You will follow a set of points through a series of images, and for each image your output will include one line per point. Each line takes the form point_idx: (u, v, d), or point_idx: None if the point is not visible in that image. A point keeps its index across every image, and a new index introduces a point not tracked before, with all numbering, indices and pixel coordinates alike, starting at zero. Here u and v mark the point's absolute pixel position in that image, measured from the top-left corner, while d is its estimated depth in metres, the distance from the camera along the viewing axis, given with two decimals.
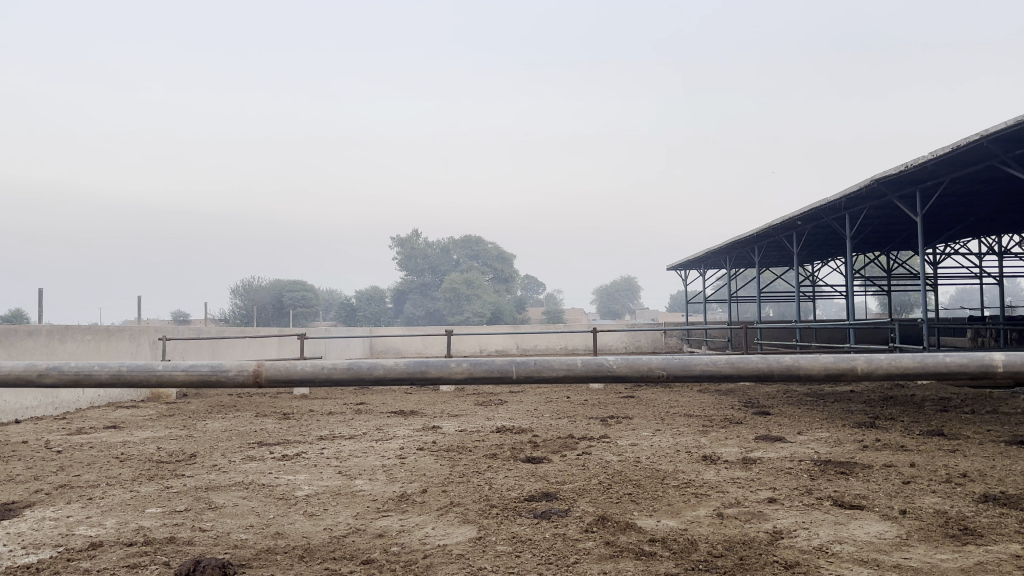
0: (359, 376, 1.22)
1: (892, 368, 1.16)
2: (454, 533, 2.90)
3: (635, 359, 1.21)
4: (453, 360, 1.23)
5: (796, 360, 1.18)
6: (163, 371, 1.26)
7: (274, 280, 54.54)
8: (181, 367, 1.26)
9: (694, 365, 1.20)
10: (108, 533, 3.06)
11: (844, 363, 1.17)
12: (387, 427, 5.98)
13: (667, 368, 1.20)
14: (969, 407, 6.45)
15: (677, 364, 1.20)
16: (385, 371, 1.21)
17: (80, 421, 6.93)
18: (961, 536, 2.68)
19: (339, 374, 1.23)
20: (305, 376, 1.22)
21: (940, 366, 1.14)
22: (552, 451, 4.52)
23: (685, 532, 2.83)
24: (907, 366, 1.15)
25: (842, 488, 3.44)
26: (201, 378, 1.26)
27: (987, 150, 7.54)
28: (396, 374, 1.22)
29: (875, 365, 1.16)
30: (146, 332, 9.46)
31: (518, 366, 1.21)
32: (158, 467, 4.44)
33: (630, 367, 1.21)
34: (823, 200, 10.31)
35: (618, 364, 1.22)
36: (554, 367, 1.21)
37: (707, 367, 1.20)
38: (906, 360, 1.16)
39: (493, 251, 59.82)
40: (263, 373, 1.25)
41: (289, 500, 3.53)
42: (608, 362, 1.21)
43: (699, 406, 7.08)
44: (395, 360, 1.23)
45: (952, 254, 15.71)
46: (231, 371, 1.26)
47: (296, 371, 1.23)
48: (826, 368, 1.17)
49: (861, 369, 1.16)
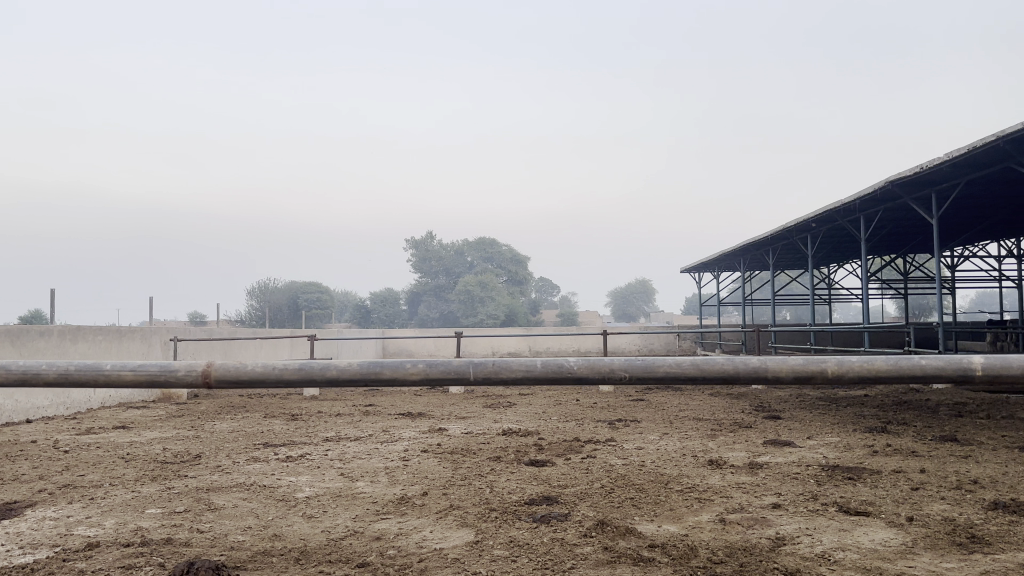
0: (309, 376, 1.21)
1: (866, 370, 1.13)
2: (452, 536, 2.87)
3: (597, 360, 1.19)
4: (410, 361, 1.20)
5: (764, 363, 1.15)
6: (113, 370, 1.25)
7: (289, 282, 54.83)
8: (130, 366, 1.25)
9: (656, 367, 1.18)
10: (106, 534, 3.05)
11: (814, 365, 1.14)
12: (394, 428, 5.96)
13: (629, 369, 1.18)
14: (984, 412, 6.35)
15: (640, 366, 1.17)
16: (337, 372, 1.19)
17: (90, 421, 6.95)
18: (968, 544, 2.62)
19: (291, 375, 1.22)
20: (254, 377, 1.21)
21: (915, 368, 1.10)
22: (556, 454, 4.47)
23: (685, 538, 2.78)
24: (881, 370, 1.12)
25: (849, 493, 3.38)
26: (151, 377, 1.24)
27: (1003, 152, 7.43)
28: (347, 375, 1.21)
29: (845, 368, 1.12)
30: (159, 333, 9.50)
31: (476, 367, 1.18)
32: (163, 468, 4.44)
33: (591, 369, 1.19)
34: (837, 202, 10.20)
35: (579, 366, 1.19)
36: (513, 369, 1.18)
37: (672, 368, 1.17)
38: (879, 362, 1.12)
39: (508, 253, 59.92)
40: (213, 373, 1.23)
41: (289, 501, 3.51)
42: (569, 364, 1.18)
43: (709, 410, 7.01)
44: (347, 360, 1.21)
45: (971, 257, 15.51)
46: (179, 370, 1.24)
47: (246, 371, 1.22)
48: (796, 371, 1.14)
49: (833, 372, 1.13)
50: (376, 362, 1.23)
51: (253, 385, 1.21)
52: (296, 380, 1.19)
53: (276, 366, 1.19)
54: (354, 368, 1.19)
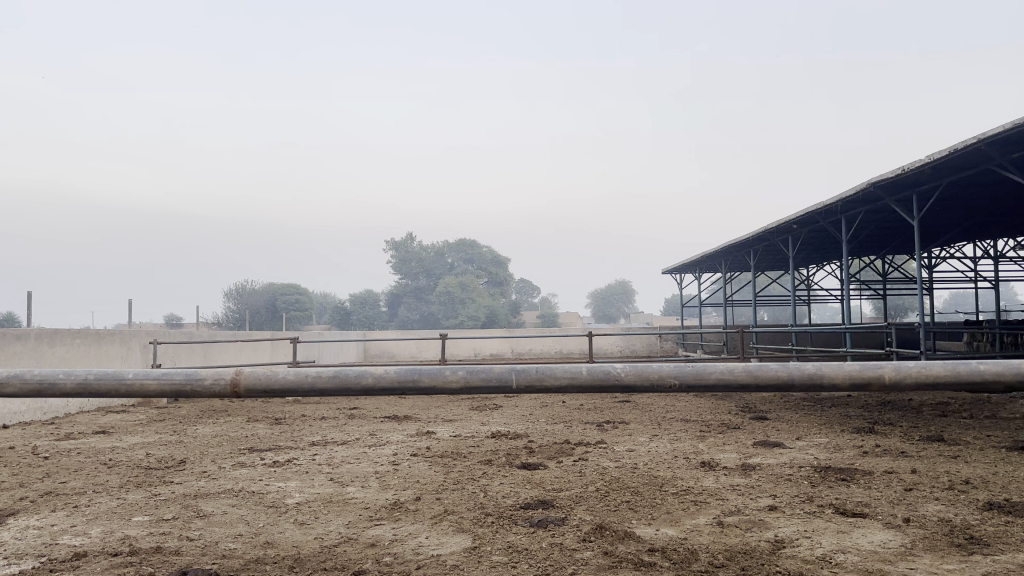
0: (345, 384, 1.18)
1: (924, 377, 1.13)
2: (449, 542, 2.83)
3: (644, 367, 1.17)
4: (449, 369, 1.19)
5: (818, 370, 1.15)
6: (135, 380, 1.21)
7: (268, 284, 54.40)
8: (153, 376, 1.21)
9: (708, 374, 1.16)
10: (93, 543, 2.98)
11: (871, 372, 1.14)
12: (381, 432, 5.89)
13: (679, 377, 1.17)
14: (968, 412, 6.41)
15: (691, 373, 1.17)
16: (374, 380, 1.17)
17: (69, 426, 6.83)
18: (966, 546, 2.62)
19: (323, 383, 1.18)
20: (287, 386, 1.18)
21: (975, 374, 1.10)
22: (548, 457, 4.44)
23: (684, 541, 2.76)
24: (939, 375, 1.12)
25: (844, 495, 3.37)
26: (175, 387, 1.21)
27: (984, 154, 7.53)
28: (386, 382, 1.18)
29: (903, 373, 1.13)
30: (138, 336, 9.36)
31: (519, 375, 1.17)
32: (147, 474, 4.36)
33: (639, 375, 1.17)
34: (818, 204, 10.28)
35: (626, 372, 1.18)
36: (558, 376, 1.16)
37: (723, 376, 1.16)
38: (937, 368, 1.12)
39: (488, 255, 59.91)
40: (241, 382, 1.20)
41: (279, 507, 3.46)
42: (616, 371, 1.17)
43: (696, 411, 7.02)
44: (383, 367, 1.19)
45: (948, 257, 15.68)
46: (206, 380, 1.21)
47: (277, 379, 1.18)
48: (851, 377, 1.14)
49: (889, 378, 1.13)
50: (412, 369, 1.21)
51: (284, 394, 1.18)
52: (331, 388, 1.17)
53: (309, 374, 1.17)
54: (392, 375, 1.17)
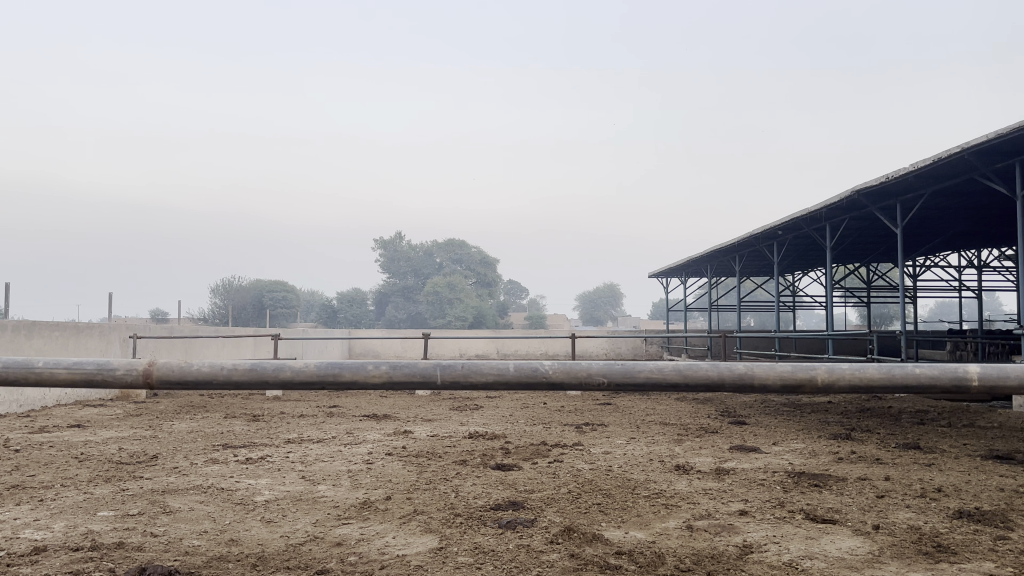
0: (261, 377, 1.17)
1: (859, 380, 1.13)
2: (416, 542, 2.81)
3: (573, 364, 1.18)
4: (371, 363, 1.18)
5: (750, 371, 1.16)
6: (46, 369, 1.20)
7: (255, 282, 54.19)
8: (64, 365, 1.20)
9: (636, 372, 1.16)
10: (55, 537, 2.93)
11: (804, 373, 1.14)
12: (358, 431, 5.85)
13: (607, 375, 1.17)
14: (946, 420, 6.43)
15: (619, 372, 1.16)
16: (292, 374, 1.16)
17: (44, 419, 6.75)
18: (934, 553, 2.62)
19: (240, 376, 1.18)
20: (203, 378, 1.17)
21: (909, 377, 1.11)
22: (523, 458, 4.42)
23: (652, 545, 2.74)
24: (874, 378, 1.13)
25: (815, 501, 3.37)
26: (86, 377, 1.19)
27: (967, 164, 7.58)
28: (306, 376, 1.17)
29: (838, 376, 1.13)
30: (117, 329, 9.28)
31: (443, 371, 1.17)
32: (117, 468, 4.31)
33: (567, 373, 1.17)
34: (803, 210, 10.33)
35: (554, 370, 1.17)
36: (484, 372, 1.15)
37: (654, 375, 1.16)
38: (873, 372, 1.13)
39: (477, 256, 59.88)
40: (155, 373, 1.19)
41: (247, 505, 3.42)
42: (543, 368, 1.17)
43: (676, 414, 7.02)
44: (303, 361, 1.18)
45: (933, 266, 15.76)
46: (119, 370, 1.19)
47: (192, 371, 1.18)
48: (785, 378, 1.14)
49: (824, 380, 1.13)
50: (336, 361, 1.20)
51: (198, 386, 1.17)
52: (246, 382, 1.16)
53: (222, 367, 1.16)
54: (312, 370, 1.17)
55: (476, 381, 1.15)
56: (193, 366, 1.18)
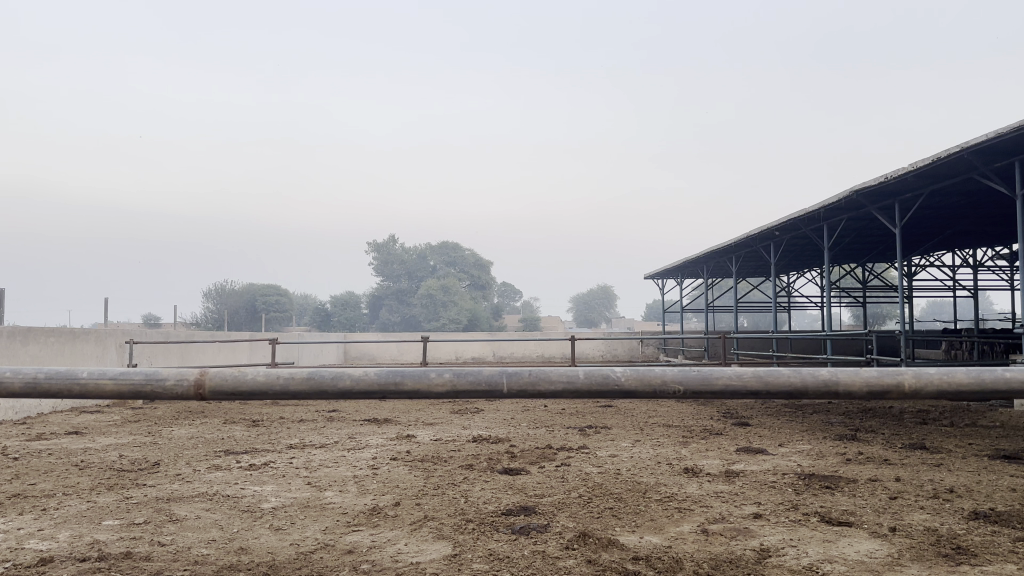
0: (320, 386, 1.14)
1: (946, 383, 1.13)
2: (429, 549, 2.76)
3: (646, 371, 1.16)
4: (434, 371, 1.17)
5: (835, 376, 1.16)
6: (88, 380, 1.16)
7: (248, 286, 53.99)
8: (109, 376, 1.17)
9: (715, 379, 1.16)
10: (60, 548, 2.88)
11: (891, 378, 1.14)
12: (361, 435, 5.81)
13: (685, 382, 1.15)
14: (949, 420, 6.43)
15: (696, 377, 1.16)
16: (355, 381, 1.15)
17: (41, 426, 6.67)
18: (954, 556, 2.59)
19: (297, 385, 1.15)
20: (257, 388, 1.14)
21: (998, 381, 1.10)
22: (530, 462, 4.39)
23: (669, 550, 2.71)
24: (961, 382, 1.12)
25: (829, 503, 3.35)
26: (133, 388, 1.16)
27: (967, 163, 7.57)
28: (367, 385, 1.15)
29: (925, 381, 1.13)
30: (114, 334, 9.20)
31: (510, 379, 1.16)
32: (119, 476, 4.25)
33: (640, 380, 1.16)
34: (801, 211, 10.32)
35: (626, 376, 1.17)
36: (553, 380, 1.16)
37: (733, 381, 1.16)
38: (960, 375, 1.12)
39: (471, 258, 59.84)
40: (206, 383, 1.16)
41: (254, 512, 3.37)
42: (614, 375, 1.17)
43: (678, 416, 6.99)
44: (363, 370, 1.16)
45: (928, 266, 15.78)
46: (168, 381, 1.16)
47: (246, 381, 1.15)
48: (869, 383, 1.15)
49: (910, 386, 1.13)
50: (395, 370, 1.19)
51: (252, 396, 1.15)
52: (305, 391, 1.14)
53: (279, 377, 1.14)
54: (374, 378, 1.16)
55: (544, 388, 1.15)
56: (246, 374, 1.16)
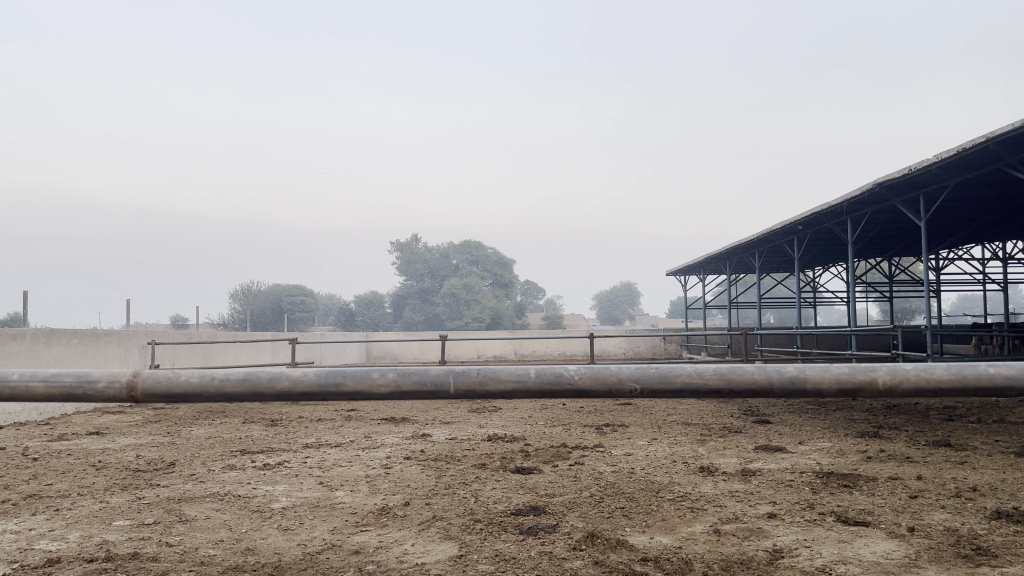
0: (255, 388, 1.14)
1: (923, 382, 1.08)
2: (435, 550, 2.73)
3: (601, 370, 1.13)
4: (377, 371, 1.16)
5: (805, 373, 1.11)
6: (20, 382, 1.17)
7: (273, 287, 54.44)
8: (42, 378, 1.18)
9: (675, 377, 1.12)
10: (69, 548, 2.89)
11: (864, 376, 1.10)
12: (377, 434, 5.80)
13: (640, 381, 1.12)
14: (976, 417, 6.28)
15: (654, 376, 1.12)
16: (291, 384, 1.14)
17: (64, 427, 6.75)
18: (974, 557, 2.51)
19: (231, 387, 1.15)
20: (189, 390, 1.15)
21: (977, 379, 1.06)
22: (543, 461, 4.34)
23: (679, 550, 2.65)
24: (940, 380, 1.08)
25: (846, 502, 3.27)
26: (66, 391, 1.18)
27: (993, 153, 7.41)
28: (305, 386, 1.14)
29: (899, 379, 1.09)
30: (136, 336, 9.29)
31: (456, 379, 1.15)
32: (135, 476, 4.28)
33: (594, 379, 1.13)
34: (823, 205, 10.16)
35: (580, 375, 1.14)
36: (501, 380, 1.13)
37: (692, 379, 1.12)
38: (939, 372, 1.08)
39: (494, 257, 59.85)
40: (140, 386, 1.17)
41: (264, 512, 3.36)
42: (568, 374, 1.14)
43: (697, 414, 6.90)
44: (301, 371, 1.15)
45: (957, 259, 15.48)
46: (102, 383, 1.18)
47: (178, 383, 1.16)
48: (842, 381, 1.11)
49: (883, 384, 1.09)
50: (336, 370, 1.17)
51: (184, 398, 1.16)
52: (239, 394, 1.15)
53: (210, 381, 1.14)
54: (311, 380, 1.15)
55: (489, 389, 1.12)
56: (180, 377, 1.16)
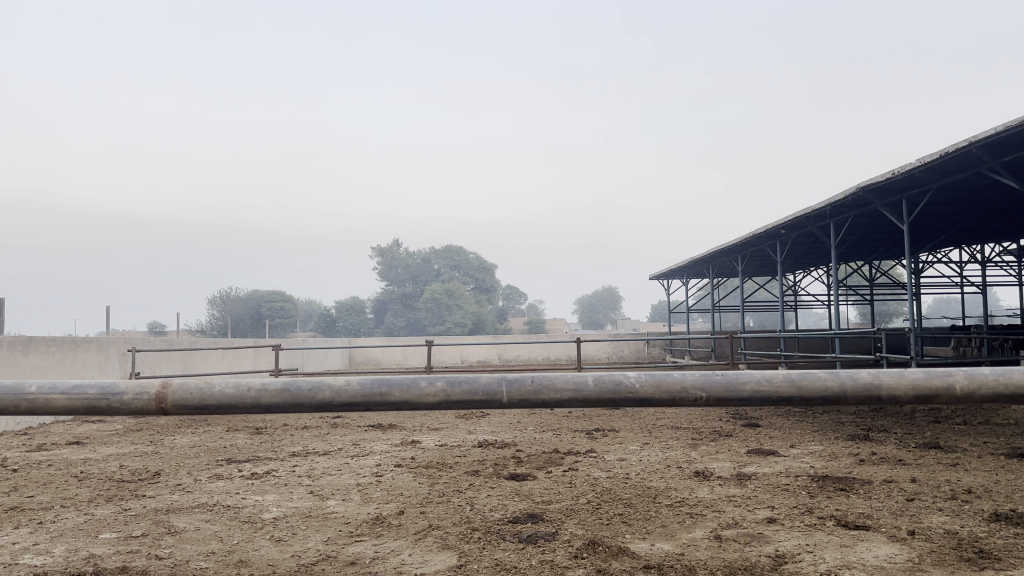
0: (294, 399, 1.13)
1: (1003, 386, 1.07)
2: (433, 560, 2.68)
3: (664, 377, 1.13)
4: (424, 381, 1.14)
5: (877, 379, 1.11)
6: (40, 395, 1.14)
7: (253, 293, 54.04)
8: (63, 390, 1.15)
9: (741, 385, 1.12)
10: (55, 563, 2.81)
11: (941, 381, 1.09)
12: (364, 442, 5.73)
13: (706, 389, 1.12)
14: (963, 418, 6.31)
15: (719, 384, 1.12)
16: (333, 394, 1.13)
17: (43, 437, 6.61)
18: (977, 560, 2.50)
19: (269, 398, 1.13)
20: (224, 400, 1.13)
21: None
22: (536, 467, 4.30)
23: (681, 557, 2.62)
24: (1019, 383, 1.07)
25: (844, 506, 3.25)
26: (89, 403, 1.14)
27: (975, 157, 7.47)
28: (350, 396, 1.13)
29: (979, 383, 1.08)
30: (116, 343, 9.14)
31: (510, 388, 1.13)
32: (119, 487, 4.18)
33: (657, 387, 1.13)
34: (807, 209, 10.21)
35: (642, 383, 1.14)
36: (558, 388, 1.12)
37: (760, 388, 1.12)
38: (1019, 376, 1.07)
39: (474, 261, 59.78)
40: (169, 397, 1.14)
41: (255, 523, 3.29)
42: (629, 383, 1.13)
43: (686, 418, 6.89)
44: (345, 381, 1.14)
45: (936, 262, 15.62)
46: (128, 396, 1.15)
47: (212, 394, 1.14)
48: (917, 387, 1.10)
49: (962, 389, 1.08)
50: (379, 380, 1.15)
51: (214, 410, 1.13)
52: (278, 405, 1.12)
53: (245, 391, 1.12)
54: (355, 389, 1.13)
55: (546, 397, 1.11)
56: (211, 387, 1.14)
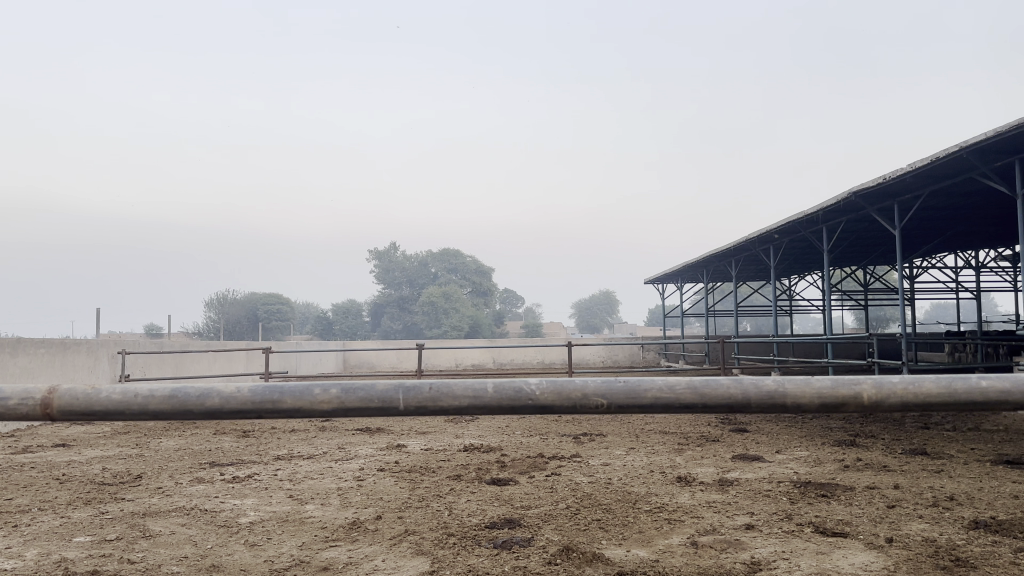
0: (181, 405, 1.12)
1: (913, 395, 1.07)
2: (406, 566, 2.66)
3: (564, 384, 1.11)
4: (318, 388, 1.12)
5: (783, 387, 1.09)
6: None
7: (250, 296, 53.97)
8: None
9: (643, 393, 1.11)
10: (26, 566, 2.78)
11: (847, 390, 1.08)
12: (350, 445, 5.70)
13: (606, 396, 1.10)
14: (952, 424, 6.29)
15: (620, 392, 1.11)
16: (221, 401, 1.11)
17: (29, 439, 6.56)
18: (953, 569, 2.48)
19: (156, 404, 1.13)
20: (110, 407, 1.12)
21: (966, 393, 1.05)
22: (519, 472, 4.28)
23: (655, 564, 2.59)
24: (928, 393, 1.06)
25: (823, 512, 3.23)
26: None
27: (966, 163, 7.49)
28: (239, 403, 1.11)
29: (886, 392, 1.07)
30: (106, 346, 9.10)
31: (407, 394, 1.11)
32: (99, 490, 4.15)
33: (557, 393, 1.11)
34: (799, 213, 10.22)
35: (542, 390, 1.12)
36: (455, 394, 1.10)
37: (663, 395, 1.11)
38: (927, 386, 1.06)
39: (472, 265, 59.80)
40: (55, 401, 1.13)
41: (231, 527, 3.26)
42: (529, 390, 1.12)
43: (675, 422, 6.87)
44: (235, 387, 1.12)
45: (932, 267, 15.61)
46: (13, 400, 1.13)
47: (98, 400, 1.13)
48: (823, 396, 1.08)
49: (869, 398, 1.07)
50: (273, 386, 1.13)
51: (100, 416, 1.12)
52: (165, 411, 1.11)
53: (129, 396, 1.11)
54: (243, 396, 1.11)
55: (438, 404, 1.09)
56: (99, 393, 1.13)
